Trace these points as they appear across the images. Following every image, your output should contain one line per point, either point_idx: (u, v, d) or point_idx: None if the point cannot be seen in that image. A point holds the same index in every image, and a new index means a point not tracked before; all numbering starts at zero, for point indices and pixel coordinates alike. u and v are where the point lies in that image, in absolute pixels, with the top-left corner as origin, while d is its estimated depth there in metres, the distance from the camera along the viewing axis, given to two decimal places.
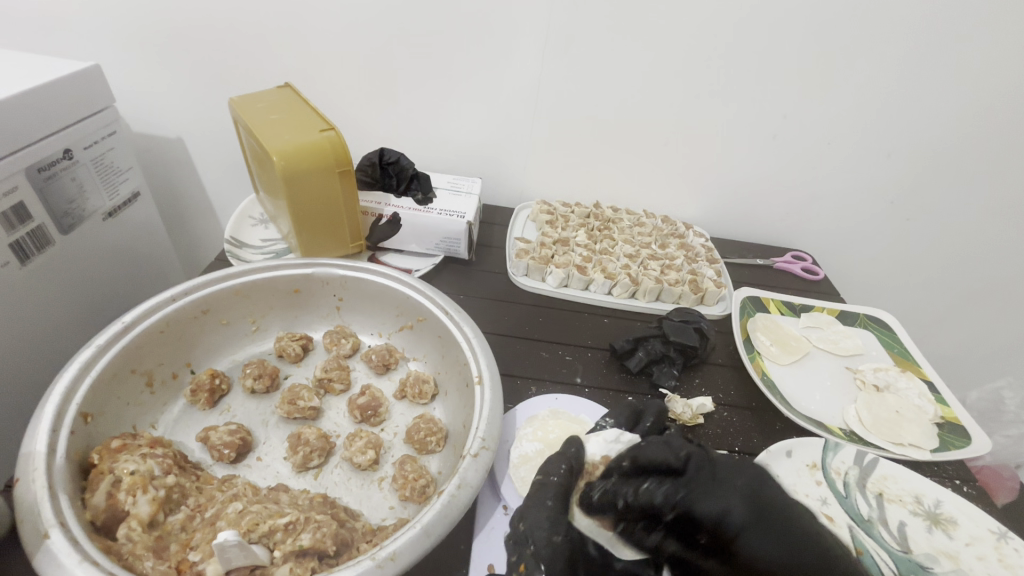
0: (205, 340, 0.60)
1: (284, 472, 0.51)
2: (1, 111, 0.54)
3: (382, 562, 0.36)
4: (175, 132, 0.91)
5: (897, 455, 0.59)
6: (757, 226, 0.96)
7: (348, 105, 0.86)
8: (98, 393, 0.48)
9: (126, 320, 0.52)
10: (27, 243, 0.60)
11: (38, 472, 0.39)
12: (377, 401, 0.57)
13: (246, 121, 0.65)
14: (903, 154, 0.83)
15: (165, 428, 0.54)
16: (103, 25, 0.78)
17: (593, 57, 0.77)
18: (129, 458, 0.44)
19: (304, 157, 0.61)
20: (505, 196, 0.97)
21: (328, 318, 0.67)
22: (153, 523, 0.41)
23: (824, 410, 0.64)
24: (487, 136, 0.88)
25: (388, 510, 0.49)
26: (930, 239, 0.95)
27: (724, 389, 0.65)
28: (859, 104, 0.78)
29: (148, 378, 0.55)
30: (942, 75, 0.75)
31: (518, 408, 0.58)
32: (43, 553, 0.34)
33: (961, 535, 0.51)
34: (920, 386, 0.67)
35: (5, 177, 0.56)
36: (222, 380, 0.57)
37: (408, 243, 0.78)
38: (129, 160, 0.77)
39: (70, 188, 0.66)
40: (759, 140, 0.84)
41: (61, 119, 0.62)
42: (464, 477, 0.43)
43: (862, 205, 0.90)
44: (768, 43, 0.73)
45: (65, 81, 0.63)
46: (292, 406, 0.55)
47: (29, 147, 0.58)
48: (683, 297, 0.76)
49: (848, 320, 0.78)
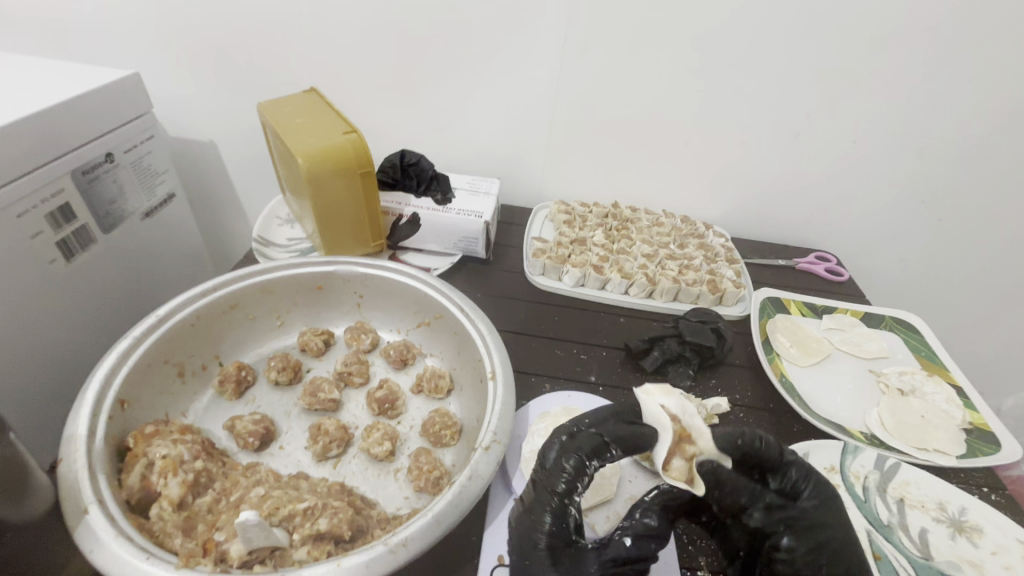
0: (233, 333, 0.63)
1: (304, 460, 0.53)
2: (52, 118, 0.58)
3: (394, 548, 0.38)
4: (208, 135, 0.95)
5: (921, 461, 0.57)
6: (780, 226, 0.95)
7: (372, 107, 0.88)
8: (134, 382, 0.51)
9: (159, 314, 0.55)
10: (72, 242, 0.64)
11: (79, 453, 0.42)
12: (394, 395, 0.59)
13: (274, 124, 0.68)
14: (934, 151, 0.81)
15: (195, 416, 0.57)
16: (144, 35, 0.82)
17: (611, 57, 0.77)
18: (161, 443, 0.47)
19: (327, 159, 0.63)
20: (524, 196, 0.98)
21: (349, 314, 0.70)
22: (182, 504, 0.44)
23: (845, 414, 0.63)
24: (506, 137, 0.89)
25: (403, 500, 0.50)
26: (968, 239, 0.91)
27: (741, 390, 0.65)
28: (886, 100, 0.76)
29: (180, 368, 0.57)
30: (978, 68, 0.72)
31: (531, 404, 0.59)
32: (83, 527, 0.37)
33: (987, 544, 0.49)
34: (947, 391, 0.65)
35: (54, 180, 0.60)
36: (248, 372, 0.60)
37: (427, 242, 0.79)
38: (165, 163, 0.81)
39: (111, 190, 0.70)
40: (781, 138, 0.83)
41: (103, 125, 0.66)
42: (475, 469, 0.44)
43: (891, 205, 0.88)
44: (791, 39, 0.72)
45: (107, 90, 0.66)
46: (313, 398, 0.57)
47: (75, 152, 0.62)
48: (701, 297, 0.75)
49: (874, 321, 0.76)
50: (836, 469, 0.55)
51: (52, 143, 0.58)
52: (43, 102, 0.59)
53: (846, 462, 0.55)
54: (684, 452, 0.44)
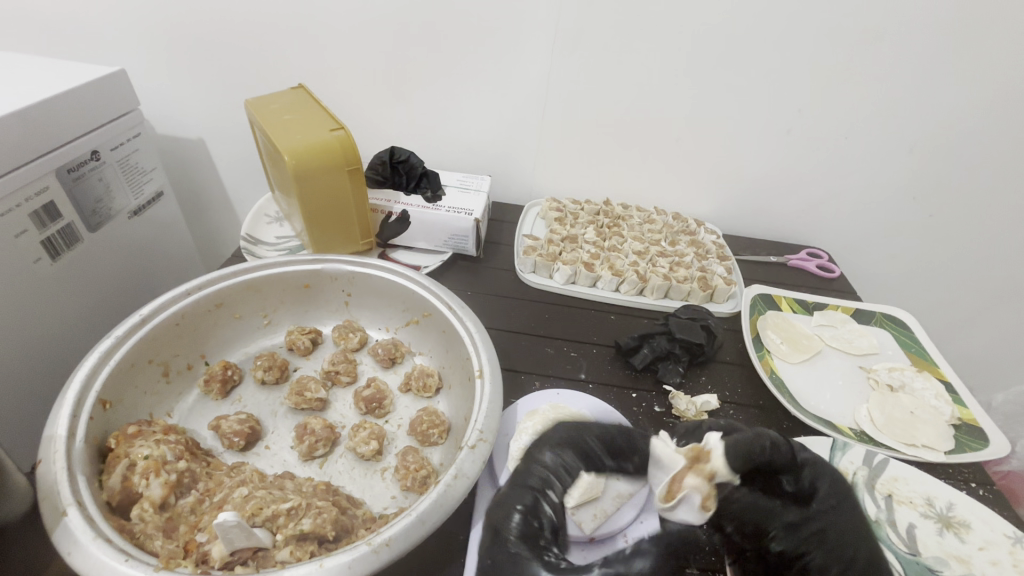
0: (219, 332, 0.63)
1: (291, 460, 0.53)
2: (35, 115, 0.57)
3: (377, 548, 0.37)
4: (197, 133, 0.95)
5: (910, 457, 0.57)
6: (772, 223, 0.95)
7: (362, 104, 0.88)
8: (117, 382, 0.51)
9: (143, 313, 0.54)
10: (57, 240, 0.63)
11: (59, 454, 0.41)
12: (381, 394, 0.58)
13: (260, 121, 0.67)
14: (926, 148, 0.81)
15: (180, 416, 0.57)
16: (132, 31, 0.82)
17: (602, 54, 0.77)
18: (143, 443, 0.46)
19: (314, 156, 0.62)
20: (516, 194, 0.98)
21: (337, 312, 0.69)
22: (165, 505, 0.43)
23: (835, 410, 0.63)
24: (497, 134, 0.88)
25: (389, 499, 0.50)
26: (958, 236, 0.91)
27: (731, 387, 0.65)
28: (878, 97, 0.76)
29: (164, 368, 0.57)
30: (968, 64, 0.72)
31: (520, 402, 0.59)
32: (61, 529, 0.37)
33: (974, 539, 0.49)
34: (936, 386, 0.65)
35: (37, 178, 0.59)
36: (234, 371, 0.59)
37: (417, 240, 0.79)
38: (152, 161, 0.80)
39: (97, 187, 0.69)
40: (773, 134, 0.82)
41: (88, 123, 0.65)
42: (461, 468, 0.44)
43: (882, 201, 0.88)
44: (783, 35, 0.72)
45: (92, 86, 0.66)
46: (299, 397, 0.57)
47: (60, 149, 0.61)
48: (692, 294, 0.75)
49: (864, 318, 0.76)
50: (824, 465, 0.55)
51: (34, 140, 0.58)
52: (26, 98, 0.58)
53: (835, 458, 0.55)
54: (699, 472, 0.36)
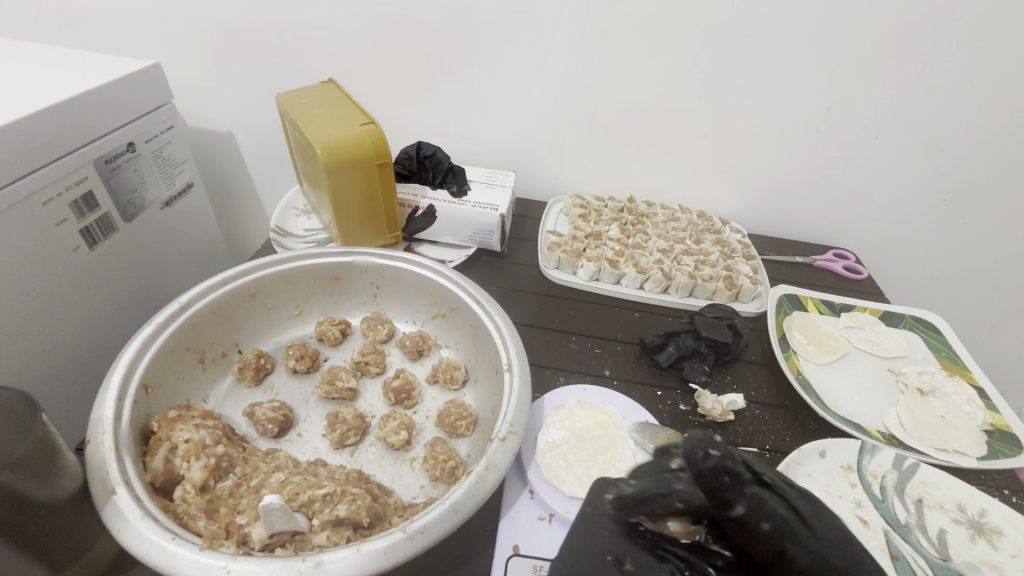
0: (251, 322, 0.64)
1: (322, 447, 0.54)
2: (75, 107, 0.59)
3: (412, 535, 0.38)
4: (226, 127, 0.97)
5: (941, 462, 0.56)
6: (798, 222, 0.93)
7: (388, 99, 0.88)
8: (157, 368, 0.53)
9: (182, 302, 0.56)
10: (95, 229, 0.65)
11: (106, 436, 0.43)
12: (410, 385, 0.59)
13: (292, 114, 0.68)
14: (959, 149, 0.79)
15: (215, 402, 0.58)
16: (164, 28, 0.84)
17: (627, 50, 0.77)
18: (184, 428, 0.48)
19: (346, 150, 0.63)
20: (538, 189, 0.98)
21: (365, 305, 0.70)
22: (204, 487, 0.45)
23: (862, 413, 0.62)
24: (522, 130, 0.88)
25: (419, 488, 0.51)
26: (991, 239, 0.89)
27: (757, 387, 0.64)
28: (909, 96, 0.75)
29: (201, 356, 0.59)
30: (1002, 65, 0.71)
31: (546, 397, 0.59)
32: (110, 506, 0.38)
33: (1007, 546, 0.49)
34: (969, 392, 0.63)
35: (76, 169, 0.61)
36: (266, 360, 0.61)
37: (443, 235, 0.79)
38: (184, 154, 0.81)
39: (132, 178, 0.71)
40: (800, 133, 0.81)
41: (125, 115, 0.67)
42: (491, 460, 0.44)
43: (912, 202, 0.87)
44: (812, 33, 0.71)
45: (130, 79, 0.67)
46: (330, 386, 0.58)
47: (98, 140, 0.63)
48: (717, 293, 0.75)
49: (893, 321, 0.75)
50: (852, 467, 0.54)
51: (74, 132, 0.59)
52: (67, 91, 0.60)
53: (864, 461, 0.55)
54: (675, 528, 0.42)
